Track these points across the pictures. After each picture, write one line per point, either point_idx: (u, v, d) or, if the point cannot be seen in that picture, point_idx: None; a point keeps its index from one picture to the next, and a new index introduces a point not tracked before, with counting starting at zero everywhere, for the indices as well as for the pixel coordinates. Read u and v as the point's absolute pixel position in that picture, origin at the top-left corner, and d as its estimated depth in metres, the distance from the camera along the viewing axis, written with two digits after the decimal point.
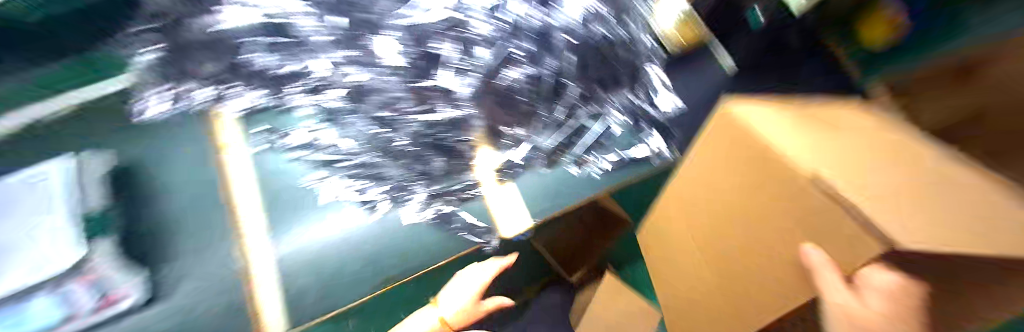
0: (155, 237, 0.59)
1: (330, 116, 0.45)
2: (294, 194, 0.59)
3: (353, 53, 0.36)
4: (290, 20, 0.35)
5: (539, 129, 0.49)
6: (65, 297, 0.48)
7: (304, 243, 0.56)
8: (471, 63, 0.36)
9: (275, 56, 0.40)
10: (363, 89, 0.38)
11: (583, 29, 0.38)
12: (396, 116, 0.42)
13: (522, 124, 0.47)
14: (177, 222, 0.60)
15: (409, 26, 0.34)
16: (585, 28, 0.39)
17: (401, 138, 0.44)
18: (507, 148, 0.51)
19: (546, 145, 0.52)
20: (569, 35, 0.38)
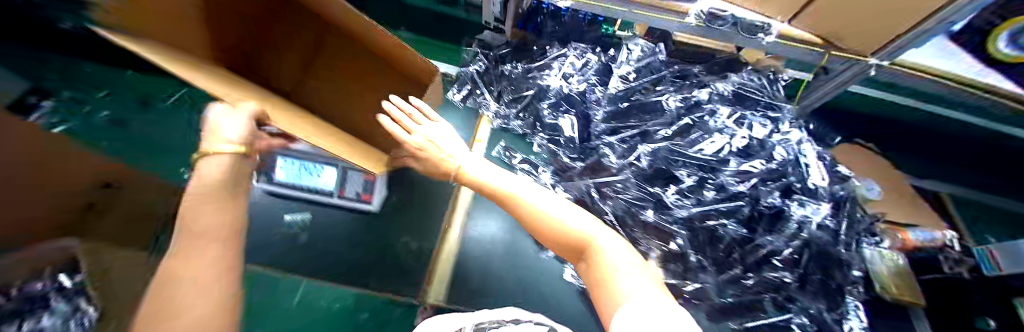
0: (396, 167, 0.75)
1: (575, 176, 0.67)
2: None
3: (663, 169, 0.63)
4: (635, 139, 0.66)
5: (718, 279, 0.60)
6: (352, 178, 0.62)
7: (484, 232, 0.68)
8: (716, 215, 0.61)
9: (603, 145, 0.68)
10: (632, 185, 0.63)
11: (797, 235, 0.58)
12: (638, 212, 0.62)
13: (710, 269, 0.60)
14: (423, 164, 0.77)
15: (697, 172, 0.62)
16: (801, 236, 0.58)
17: (629, 225, 0.62)
18: (686, 283, 0.59)
19: (718, 296, 0.59)
20: (781, 236, 0.59)
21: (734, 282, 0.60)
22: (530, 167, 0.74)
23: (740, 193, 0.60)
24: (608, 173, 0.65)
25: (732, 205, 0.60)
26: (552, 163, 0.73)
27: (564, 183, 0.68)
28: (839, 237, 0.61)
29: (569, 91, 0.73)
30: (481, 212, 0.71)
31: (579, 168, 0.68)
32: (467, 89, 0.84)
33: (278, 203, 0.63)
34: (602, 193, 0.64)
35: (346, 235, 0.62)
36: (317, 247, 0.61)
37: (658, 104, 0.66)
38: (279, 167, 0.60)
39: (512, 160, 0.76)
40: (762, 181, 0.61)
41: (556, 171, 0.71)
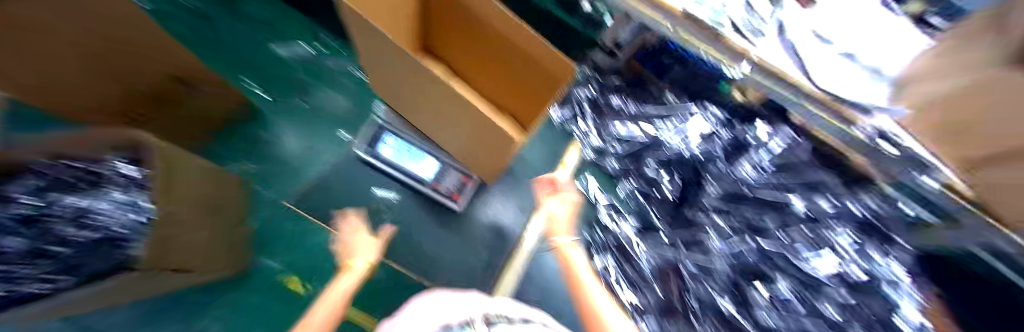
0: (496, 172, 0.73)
1: (661, 242, 0.69)
2: (572, 227, 0.72)
3: (760, 259, 0.62)
4: (731, 220, 0.67)
5: None
6: (449, 175, 0.63)
7: (546, 259, 0.68)
8: (794, 316, 0.58)
9: (705, 218, 0.68)
10: (712, 266, 0.63)
11: None
12: (716, 292, 0.62)
13: None
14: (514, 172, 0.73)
15: (789, 276, 0.60)
16: None
17: (692, 300, 0.62)
18: None
19: None
20: None
21: None
22: (620, 213, 0.74)
23: (835, 309, 0.57)
24: (703, 252, 0.65)
25: (814, 312, 0.58)
26: (638, 217, 0.73)
27: (649, 243, 0.69)
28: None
29: (686, 153, 0.72)
30: (550, 237, 0.70)
31: (667, 237, 0.69)
32: (570, 112, 0.84)
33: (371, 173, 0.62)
34: (677, 261, 0.66)
35: (427, 231, 0.63)
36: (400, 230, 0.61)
37: (782, 202, 0.64)
38: (386, 144, 0.61)
39: (597, 199, 0.76)
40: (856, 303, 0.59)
41: (641, 227, 0.72)
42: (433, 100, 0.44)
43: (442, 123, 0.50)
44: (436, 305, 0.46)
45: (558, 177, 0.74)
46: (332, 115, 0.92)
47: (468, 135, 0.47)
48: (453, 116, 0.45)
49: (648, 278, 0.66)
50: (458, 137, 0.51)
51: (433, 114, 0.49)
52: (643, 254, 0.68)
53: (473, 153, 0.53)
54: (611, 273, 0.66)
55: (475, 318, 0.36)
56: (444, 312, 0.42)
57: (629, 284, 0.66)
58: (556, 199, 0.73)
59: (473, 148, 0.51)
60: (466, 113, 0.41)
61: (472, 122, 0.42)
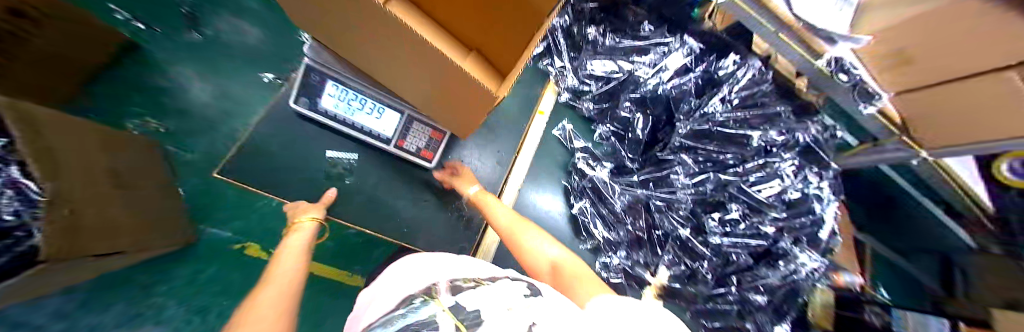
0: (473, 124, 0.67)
1: (633, 183, 0.71)
2: (550, 174, 0.72)
3: (720, 191, 0.67)
4: (696, 156, 0.68)
5: (702, 288, 0.70)
6: (418, 129, 0.55)
7: (526, 208, 0.67)
8: (737, 236, 0.67)
9: (676, 157, 0.69)
10: (676, 202, 0.68)
11: (788, 276, 0.69)
12: (676, 223, 0.68)
13: (698, 284, 0.70)
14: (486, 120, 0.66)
15: (741, 203, 0.67)
16: (794, 272, 0.69)
17: (657, 232, 0.69)
18: (673, 284, 0.70)
19: (703, 298, 0.71)
20: (780, 275, 0.70)
21: (711, 289, 0.71)
22: (598, 157, 0.73)
23: (772, 227, 0.67)
24: (669, 189, 0.68)
25: (756, 232, 0.67)
26: (612, 159, 0.74)
27: (621, 183, 0.71)
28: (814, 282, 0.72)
29: (661, 91, 0.70)
30: (529, 187, 0.69)
31: (638, 176, 0.71)
32: (544, 46, 0.75)
33: (319, 133, 0.52)
34: (646, 199, 0.69)
35: (402, 195, 0.56)
36: (367, 195, 0.54)
37: (743, 137, 0.66)
38: (330, 93, 0.48)
39: (572, 143, 0.73)
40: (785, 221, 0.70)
41: (614, 169, 0.73)
42: (390, 45, 0.37)
43: (405, 75, 0.43)
44: (409, 269, 0.46)
45: (535, 124, 0.71)
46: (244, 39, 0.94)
47: (435, 87, 0.41)
48: (417, 64, 0.38)
49: (622, 216, 0.69)
50: (424, 90, 0.44)
51: (392, 63, 0.41)
52: (618, 196, 0.70)
53: (441, 107, 0.47)
54: (588, 214, 0.69)
55: (437, 287, 0.37)
56: (414, 277, 0.42)
57: (604, 224, 0.69)
58: (532, 148, 0.70)
59: (441, 102, 0.45)
60: (435, 63, 0.35)
61: (443, 74, 0.37)
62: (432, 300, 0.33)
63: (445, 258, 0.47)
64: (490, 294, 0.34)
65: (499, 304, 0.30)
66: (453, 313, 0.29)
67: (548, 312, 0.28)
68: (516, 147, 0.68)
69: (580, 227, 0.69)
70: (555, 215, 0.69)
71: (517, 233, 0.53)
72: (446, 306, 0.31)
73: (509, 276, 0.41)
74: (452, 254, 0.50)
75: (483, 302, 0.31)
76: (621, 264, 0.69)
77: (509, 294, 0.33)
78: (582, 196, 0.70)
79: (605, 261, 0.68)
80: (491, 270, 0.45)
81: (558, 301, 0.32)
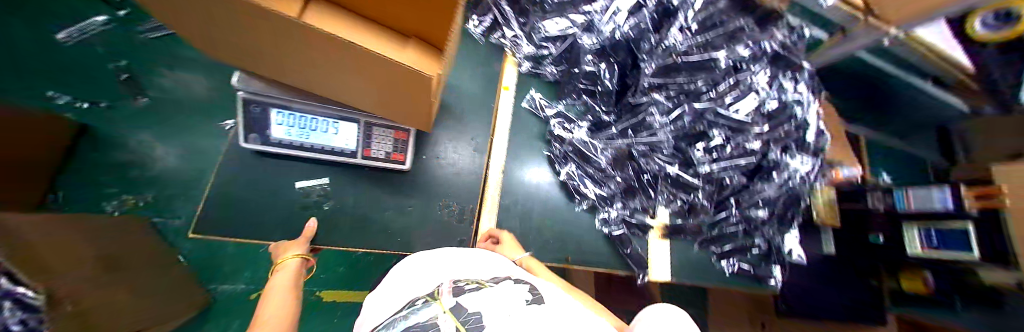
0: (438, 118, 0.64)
1: (613, 134, 0.70)
2: (529, 148, 0.70)
3: (700, 120, 0.66)
4: (667, 92, 0.66)
5: (704, 217, 0.71)
6: (380, 136, 0.52)
7: (516, 186, 0.67)
8: (725, 159, 0.67)
9: (651, 100, 0.67)
10: (658, 142, 0.66)
11: (785, 184, 0.70)
12: (661, 162, 0.68)
13: (700, 215, 0.71)
14: (454, 109, 0.66)
15: (722, 127, 0.66)
16: (790, 178, 0.70)
17: (646, 177, 0.69)
18: (675, 220, 0.72)
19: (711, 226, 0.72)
20: (778, 187, 0.70)
21: (712, 217, 0.72)
22: (574, 118, 0.72)
23: (758, 142, 0.66)
24: (649, 132, 0.67)
25: (744, 152, 0.66)
26: (588, 117, 0.73)
27: (602, 139, 0.70)
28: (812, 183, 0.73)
29: (620, 36, 0.68)
30: (513, 165, 0.68)
31: (616, 128, 0.70)
32: (491, 20, 0.75)
33: (287, 165, 0.52)
34: (630, 148, 0.68)
35: (385, 205, 0.56)
36: (350, 213, 0.54)
37: (711, 61, 0.64)
38: (276, 122, 0.47)
39: (546, 111, 0.72)
40: (777, 134, 0.68)
41: (591, 126, 0.72)
42: (313, 62, 0.36)
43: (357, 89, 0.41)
44: (411, 271, 0.47)
45: (503, 100, 0.71)
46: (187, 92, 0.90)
47: (384, 93, 0.40)
48: (359, 74, 0.37)
49: (610, 171, 0.69)
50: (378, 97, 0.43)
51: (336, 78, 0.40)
52: (602, 150, 0.69)
53: (403, 110, 0.45)
54: (576, 177, 0.69)
55: (442, 287, 0.40)
56: (412, 283, 0.44)
57: (595, 182, 0.69)
58: (506, 124, 0.69)
59: (399, 105, 0.43)
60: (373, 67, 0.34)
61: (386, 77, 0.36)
62: (435, 300, 0.36)
63: (449, 255, 0.49)
64: (492, 297, 0.35)
65: (499, 308, 0.33)
66: (454, 315, 0.32)
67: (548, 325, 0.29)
68: (489, 128, 0.67)
69: (574, 192, 0.69)
70: (547, 186, 0.69)
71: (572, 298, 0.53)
72: (446, 307, 0.34)
73: (512, 277, 0.42)
74: (457, 248, 0.53)
75: (484, 304, 0.34)
76: (619, 216, 0.70)
77: (510, 300, 0.35)
78: (570, 164, 0.69)
79: (604, 217, 0.69)
80: (493, 267, 0.46)
81: (558, 313, 0.34)
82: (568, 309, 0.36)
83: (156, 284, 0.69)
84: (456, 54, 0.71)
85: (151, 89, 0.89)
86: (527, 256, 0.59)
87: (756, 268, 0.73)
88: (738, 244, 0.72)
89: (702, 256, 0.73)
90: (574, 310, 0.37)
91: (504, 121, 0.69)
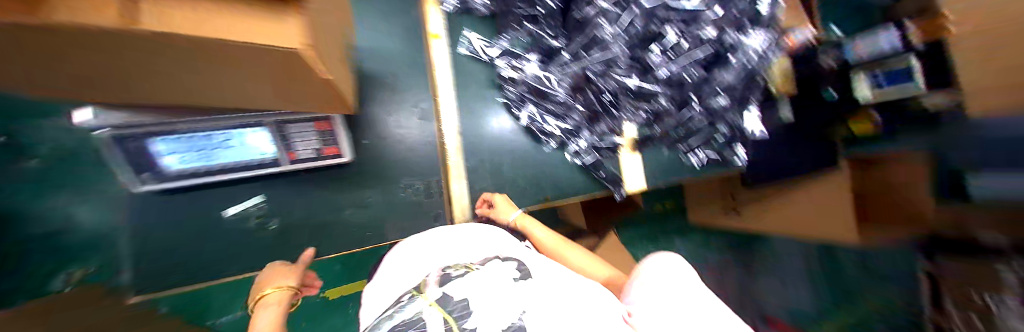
0: (365, 92, 0.55)
1: (566, 59, 0.63)
2: (481, 100, 0.63)
3: (653, 21, 0.60)
4: None
5: (668, 122, 0.70)
6: (298, 132, 0.45)
7: (477, 145, 0.62)
8: (681, 55, 0.62)
9: (597, 9, 0.58)
10: (610, 56, 0.61)
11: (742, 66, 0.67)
12: (618, 77, 0.63)
13: (662, 121, 0.71)
14: (380, 77, 0.57)
15: (674, 22, 0.60)
16: (748, 59, 0.67)
17: (606, 97, 0.66)
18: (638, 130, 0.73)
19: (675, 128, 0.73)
20: (738, 71, 0.68)
21: (676, 120, 0.71)
22: (518, 52, 0.64)
23: (711, 27, 0.61)
24: (602, 49, 0.61)
25: (699, 42, 0.62)
26: (536, 48, 0.65)
27: (556, 69, 0.64)
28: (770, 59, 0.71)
29: None
30: (467, 124, 0.62)
31: (567, 53, 0.63)
32: None
33: (210, 195, 0.46)
34: (584, 70, 0.62)
35: (340, 206, 0.52)
36: (307, 222, 0.51)
37: None
38: (164, 153, 0.39)
39: (489, 53, 0.64)
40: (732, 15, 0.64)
41: (542, 57, 0.65)
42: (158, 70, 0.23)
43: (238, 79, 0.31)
44: (405, 257, 0.47)
45: (437, 53, 0.61)
46: None
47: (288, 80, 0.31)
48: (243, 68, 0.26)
49: (571, 101, 0.65)
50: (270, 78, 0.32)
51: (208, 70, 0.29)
52: (558, 81, 0.64)
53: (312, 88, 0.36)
54: (538, 117, 0.65)
55: (427, 279, 0.37)
56: (407, 270, 0.44)
57: (557, 117, 0.65)
58: (447, 78, 0.61)
59: (306, 87, 0.34)
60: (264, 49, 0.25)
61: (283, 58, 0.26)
62: (419, 295, 0.34)
63: (439, 239, 0.48)
64: (480, 280, 0.34)
65: (486, 290, 0.32)
66: (440, 306, 0.31)
67: (536, 298, 0.31)
68: (429, 89, 0.59)
69: (539, 133, 0.66)
70: (510, 135, 0.65)
71: (561, 254, 0.55)
72: (432, 299, 0.32)
73: (499, 256, 0.42)
74: (442, 228, 0.52)
75: (470, 289, 0.32)
76: (589, 144, 0.68)
77: (497, 280, 0.34)
78: (529, 105, 0.64)
79: (573, 150, 0.68)
80: (483, 246, 0.46)
81: (551, 285, 0.34)
82: (561, 278, 0.37)
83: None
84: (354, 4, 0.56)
85: None
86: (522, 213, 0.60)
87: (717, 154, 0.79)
88: (698, 137, 0.75)
89: (671, 155, 0.79)
90: (568, 274, 0.39)
91: (444, 76, 0.61)
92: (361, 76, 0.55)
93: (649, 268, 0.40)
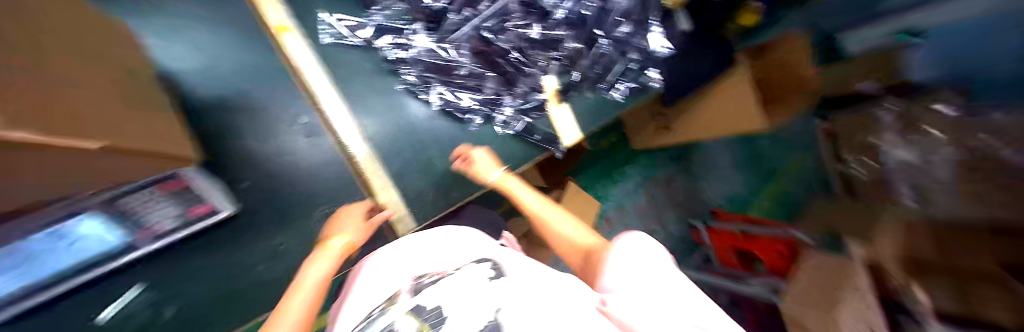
0: (213, 128, 0.44)
1: (455, 21, 0.55)
2: (378, 94, 0.55)
3: None
4: None
5: (586, 64, 0.68)
6: (151, 206, 0.36)
7: (394, 147, 0.56)
8: None
9: None
10: (500, 8, 0.56)
11: None
12: (517, 29, 0.59)
13: (579, 65, 0.68)
14: (232, 103, 0.46)
15: None
16: None
17: (514, 55, 0.60)
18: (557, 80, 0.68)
19: (592, 67, 0.69)
20: None
21: (592, 59, 0.68)
22: (399, 27, 0.55)
23: None
24: (489, 2, 0.56)
25: None
26: (418, 17, 0.56)
27: (448, 34, 0.56)
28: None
29: None
30: (370, 127, 0.54)
31: (454, 14, 0.55)
32: None
33: (91, 296, 0.41)
34: (480, 32, 0.56)
35: (247, 263, 0.46)
36: (222, 289, 0.45)
37: None
38: None
39: (361, 35, 0.54)
40: None
41: (428, 24, 0.56)
42: None
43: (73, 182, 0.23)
44: (370, 274, 0.40)
45: (296, 52, 0.49)
46: None
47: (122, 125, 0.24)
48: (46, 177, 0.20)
49: (478, 70, 0.59)
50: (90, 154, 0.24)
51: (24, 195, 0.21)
52: (454, 51, 0.56)
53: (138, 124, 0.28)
54: (449, 97, 0.59)
55: (399, 288, 0.33)
56: (372, 287, 0.37)
57: (469, 91, 0.60)
58: (323, 80, 0.50)
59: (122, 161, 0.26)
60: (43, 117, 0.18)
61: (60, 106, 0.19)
62: (391, 305, 0.30)
63: (415, 244, 0.41)
64: (457, 281, 0.30)
65: (460, 292, 0.28)
66: (414, 315, 0.27)
67: (510, 291, 0.26)
68: (306, 99, 0.50)
69: (457, 114, 0.61)
70: (427, 124, 0.59)
71: (547, 219, 0.45)
72: (405, 309, 0.28)
73: (478, 257, 0.36)
74: (414, 235, 0.44)
75: (443, 295, 0.28)
76: (514, 110, 0.65)
77: (471, 280, 0.30)
78: (435, 87, 0.58)
79: (501, 120, 0.64)
80: (459, 251, 0.39)
81: (527, 282, 0.28)
82: (539, 272, 0.31)
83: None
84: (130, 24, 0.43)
85: None
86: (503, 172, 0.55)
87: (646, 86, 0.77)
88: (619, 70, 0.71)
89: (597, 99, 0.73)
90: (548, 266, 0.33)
91: (319, 78, 0.50)
92: (196, 110, 0.44)
93: (618, 255, 0.31)
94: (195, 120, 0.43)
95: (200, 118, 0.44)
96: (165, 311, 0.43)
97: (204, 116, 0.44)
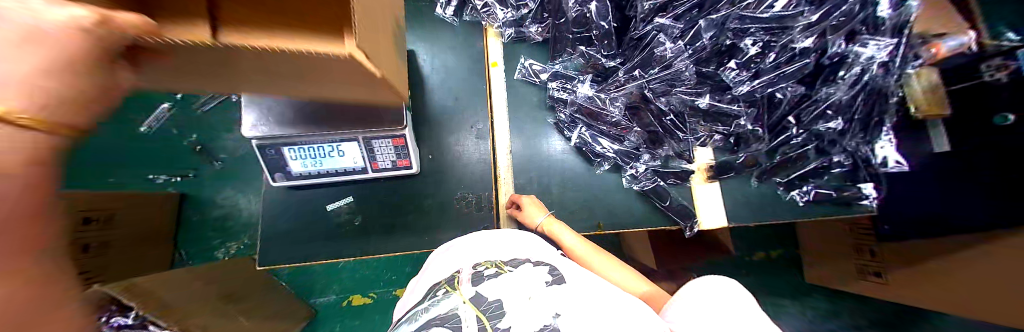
0: (427, 114, 0.64)
1: (621, 78, 0.60)
2: (535, 120, 0.66)
3: (736, 31, 0.54)
4: (677, 9, 0.56)
5: (757, 146, 0.62)
6: (379, 148, 0.53)
7: (529, 165, 0.64)
8: (765, 69, 0.55)
9: (664, 26, 0.56)
10: (672, 73, 0.57)
11: (874, 77, 0.54)
12: (678, 95, 0.60)
13: (744, 147, 0.64)
14: (441, 100, 0.65)
15: (765, 25, 0.53)
16: (877, 69, 0.53)
17: (668, 118, 0.61)
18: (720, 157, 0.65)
19: (760, 153, 0.64)
20: (868, 84, 0.55)
21: (762, 144, 0.62)
22: (572, 74, 0.65)
23: (818, 30, 0.51)
24: (663, 66, 0.57)
25: (807, 48, 0.53)
26: (590, 69, 0.64)
27: (610, 87, 0.61)
28: (896, 69, 0.55)
29: None
30: (517, 143, 0.65)
31: (624, 71, 0.60)
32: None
33: (314, 191, 0.58)
34: (644, 91, 0.60)
35: (408, 210, 0.60)
36: (379, 224, 0.59)
37: None
38: (291, 158, 0.51)
39: (540, 76, 0.66)
40: (863, 28, 0.52)
41: (596, 77, 0.64)
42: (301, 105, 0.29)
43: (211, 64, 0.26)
44: (444, 257, 0.47)
45: (495, 78, 0.67)
46: (241, 161, 1.12)
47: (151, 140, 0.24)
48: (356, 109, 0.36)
49: (627, 122, 0.62)
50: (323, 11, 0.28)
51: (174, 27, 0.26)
52: (610, 101, 0.61)
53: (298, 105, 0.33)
54: (589, 139, 0.63)
55: (460, 276, 0.38)
56: (447, 266, 0.44)
57: (610, 139, 0.63)
58: (502, 100, 0.66)
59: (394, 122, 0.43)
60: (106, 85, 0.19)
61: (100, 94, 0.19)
62: (454, 291, 0.35)
63: (492, 237, 0.47)
64: (513, 282, 0.34)
65: (516, 290, 0.32)
66: (474, 304, 0.31)
67: (570, 300, 0.29)
68: (484, 110, 0.65)
69: (592, 155, 0.64)
70: (564, 157, 0.65)
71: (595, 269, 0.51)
72: (467, 297, 0.33)
73: (530, 259, 0.40)
74: (494, 230, 0.51)
75: (503, 291, 0.32)
76: (650, 169, 0.63)
77: (530, 284, 0.33)
78: (583, 130, 0.63)
79: (631, 174, 0.63)
80: (521, 248, 0.44)
81: (581, 291, 0.31)
82: (596, 286, 0.33)
83: (232, 282, 0.90)
84: (412, 44, 0.67)
85: (220, 154, 1.12)
86: (550, 217, 0.58)
87: (840, 200, 0.64)
88: (801, 170, 0.64)
89: (763, 190, 0.66)
90: (604, 284, 0.35)
91: (502, 99, 0.66)
92: (426, 100, 0.64)
93: (692, 291, 0.33)
94: (423, 105, 0.64)
95: (423, 105, 0.64)
96: (344, 222, 0.58)
97: (427, 104, 0.64)
